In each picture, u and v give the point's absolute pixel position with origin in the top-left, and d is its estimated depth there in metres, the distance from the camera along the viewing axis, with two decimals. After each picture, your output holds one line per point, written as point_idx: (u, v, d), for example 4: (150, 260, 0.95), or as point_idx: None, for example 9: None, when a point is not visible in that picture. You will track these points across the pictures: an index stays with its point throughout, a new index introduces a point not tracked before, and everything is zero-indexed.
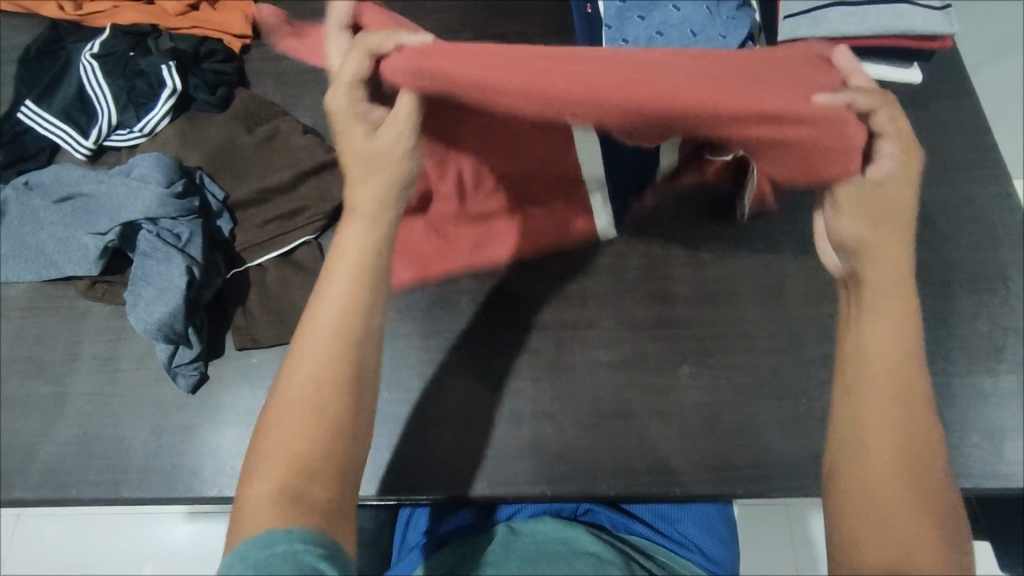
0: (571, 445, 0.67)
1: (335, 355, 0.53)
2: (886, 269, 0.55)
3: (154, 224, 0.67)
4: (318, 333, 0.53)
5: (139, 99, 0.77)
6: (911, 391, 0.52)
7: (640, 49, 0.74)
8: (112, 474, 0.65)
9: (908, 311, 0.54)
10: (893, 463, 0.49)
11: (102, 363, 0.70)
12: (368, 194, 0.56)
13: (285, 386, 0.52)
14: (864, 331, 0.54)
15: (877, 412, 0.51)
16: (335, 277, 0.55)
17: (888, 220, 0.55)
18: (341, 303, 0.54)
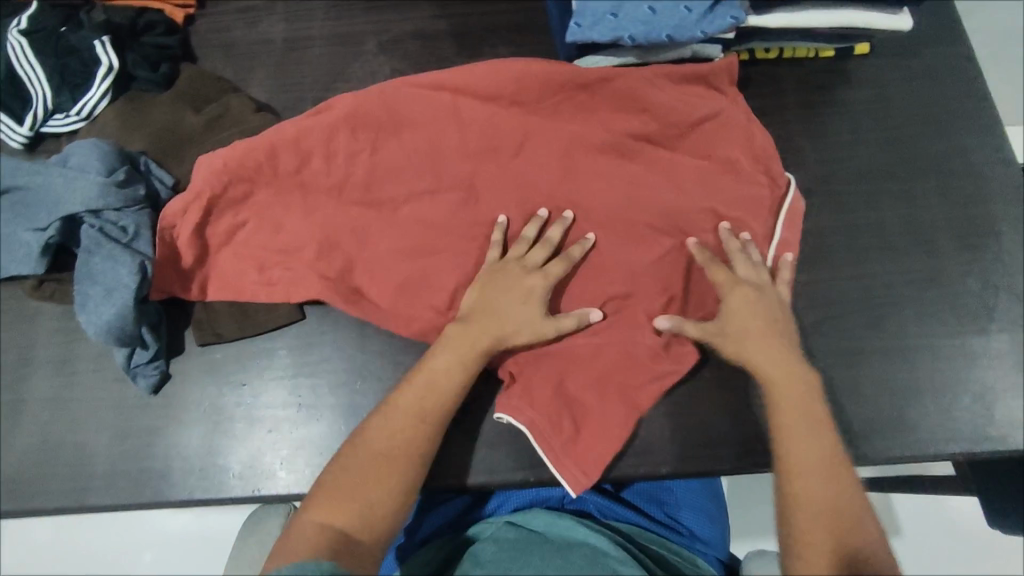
0: None
1: (417, 412, 0.58)
2: (773, 365, 0.60)
3: (96, 217, 0.62)
4: (424, 386, 0.59)
5: (72, 80, 0.71)
6: (829, 447, 0.58)
7: (611, 3, 0.68)
8: (76, 482, 0.62)
9: (812, 390, 0.60)
10: (826, 525, 0.54)
11: (58, 366, 0.66)
12: (518, 279, 0.62)
13: (374, 427, 0.58)
14: (782, 403, 0.59)
15: (813, 487, 0.56)
16: (452, 342, 0.61)
17: (766, 331, 0.61)
18: (450, 366, 0.60)
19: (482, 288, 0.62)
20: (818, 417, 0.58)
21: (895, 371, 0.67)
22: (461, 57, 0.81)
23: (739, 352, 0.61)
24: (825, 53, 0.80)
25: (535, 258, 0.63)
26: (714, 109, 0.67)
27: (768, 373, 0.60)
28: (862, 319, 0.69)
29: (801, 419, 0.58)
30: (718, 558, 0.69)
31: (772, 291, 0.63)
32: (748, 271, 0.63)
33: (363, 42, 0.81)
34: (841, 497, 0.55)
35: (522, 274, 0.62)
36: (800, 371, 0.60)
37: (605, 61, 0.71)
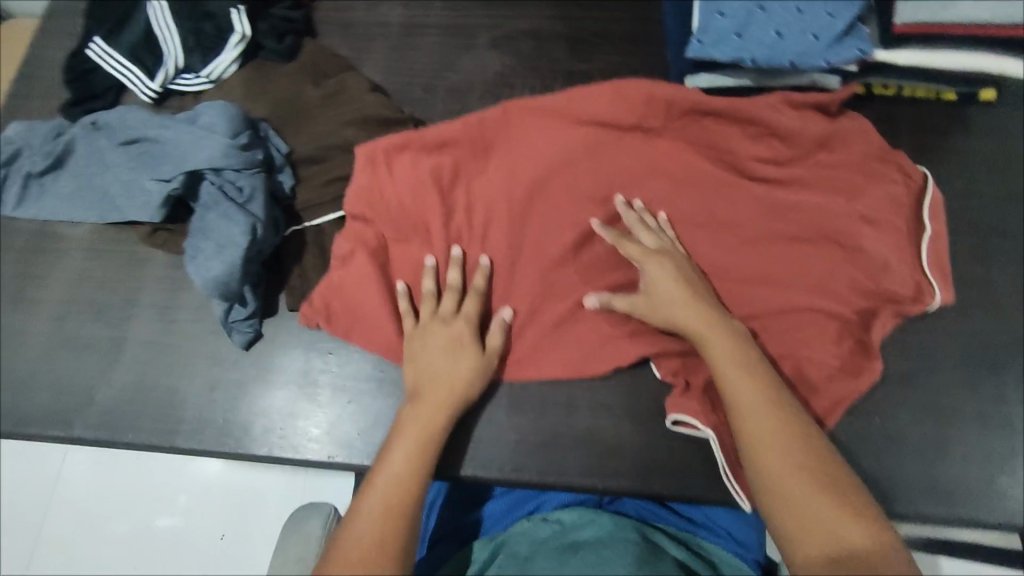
0: (626, 439, 0.65)
1: (406, 480, 0.54)
2: (693, 320, 0.59)
3: (217, 175, 0.65)
4: (388, 480, 0.53)
5: (206, 43, 0.75)
6: (756, 421, 0.53)
7: (737, 23, 0.68)
8: (166, 423, 0.66)
9: (733, 338, 0.58)
10: (806, 476, 0.49)
11: (161, 311, 0.70)
12: (430, 349, 0.61)
13: (368, 496, 0.52)
14: (711, 364, 0.57)
15: (766, 431, 0.52)
16: (405, 433, 0.57)
17: (681, 286, 0.60)
18: (409, 459, 0.55)
19: (415, 358, 0.61)
20: (745, 371, 0.55)
21: (986, 435, 0.65)
22: (571, 59, 0.81)
23: (667, 319, 0.60)
24: (948, 96, 0.77)
25: (656, 242, 0.63)
26: (832, 129, 0.68)
27: (687, 330, 0.59)
28: (957, 375, 0.67)
29: (727, 367, 0.56)
30: (757, 561, 0.68)
31: (675, 253, 0.63)
32: (653, 240, 0.63)
33: (477, 36, 0.83)
34: (801, 455, 0.51)
35: (660, 261, 0.61)
36: (719, 318, 0.59)
37: (720, 80, 0.71)
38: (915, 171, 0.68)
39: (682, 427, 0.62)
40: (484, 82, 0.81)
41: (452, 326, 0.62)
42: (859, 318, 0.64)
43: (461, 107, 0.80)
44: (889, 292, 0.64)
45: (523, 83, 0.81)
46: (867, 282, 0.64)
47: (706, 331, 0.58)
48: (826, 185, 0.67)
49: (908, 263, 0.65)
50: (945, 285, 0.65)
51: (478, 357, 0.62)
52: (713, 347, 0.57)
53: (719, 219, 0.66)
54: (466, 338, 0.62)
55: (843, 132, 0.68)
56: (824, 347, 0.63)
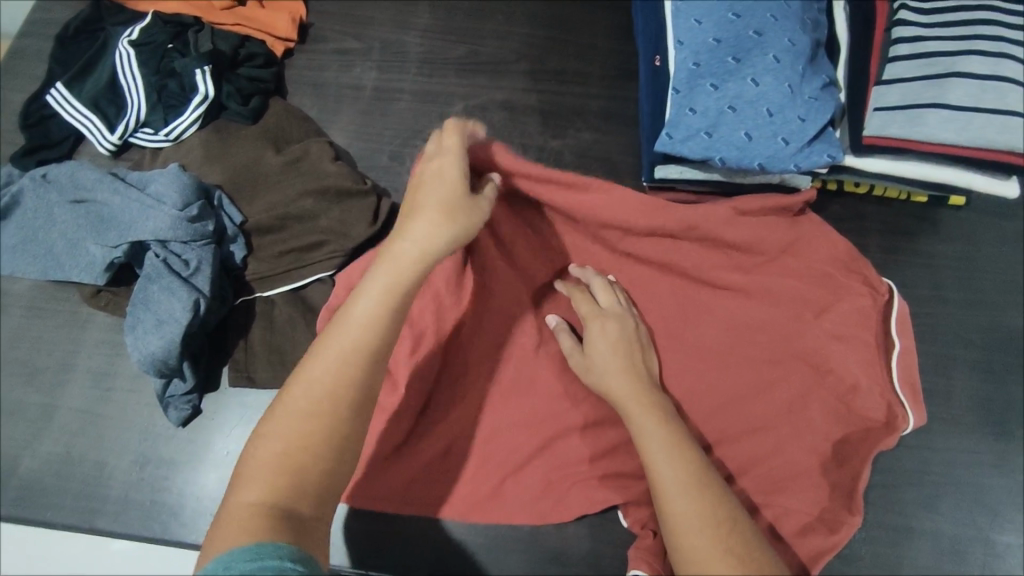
0: (571, 544, 0.63)
1: (347, 363, 0.47)
2: (620, 391, 0.58)
3: (163, 247, 0.63)
4: (333, 357, 0.48)
5: (168, 101, 0.72)
6: (663, 468, 0.52)
7: (707, 121, 0.67)
8: (89, 501, 0.63)
9: (660, 411, 0.57)
10: (721, 544, 0.47)
11: (96, 378, 0.67)
12: (428, 193, 0.52)
13: (296, 391, 0.47)
14: (636, 424, 0.56)
15: (674, 477, 0.51)
16: (362, 295, 0.49)
17: (616, 351, 0.61)
18: (365, 328, 0.48)
19: (409, 209, 0.52)
20: (670, 445, 0.53)
21: (942, 560, 0.63)
22: (543, 134, 0.80)
23: (604, 387, 0.60)
24: (917, 198, 0.76)
25: (611, 301, 0.64)
26: (794, 236, 0.68)
27: (618, 403, 0.58)
28: (916, 494, 0.65)
29: (651, 438, 0.54)
30: None
31: (625, 318, 0.63)
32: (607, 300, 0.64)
33: (450, 104, 0.82)
34: (713, 533, 0.48)
35: (603, 324, 0.62)
36: (654, 396, 0.58)
37: (688, 173, 0.71)
38: (881, 284, 0.67)
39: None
40: None
41: (444, 175, 0.52)
42: (835, 452, 0.64)
43: None
44: (858, 419, 0.64)
45: None
46: (838, 405, 0.65)
47: (631, 405, 0.57)
48: (796, 302, 0.68)
49: (879, 383, 0.65)
50: (920, 409, 0.64)
51: (472, 201, 0.53)
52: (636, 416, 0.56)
53: (698, 347, 0.68)
54: (458, 186, 0.52)
55: (814, 240, 0.68)
56: (800, 479, 0.63)
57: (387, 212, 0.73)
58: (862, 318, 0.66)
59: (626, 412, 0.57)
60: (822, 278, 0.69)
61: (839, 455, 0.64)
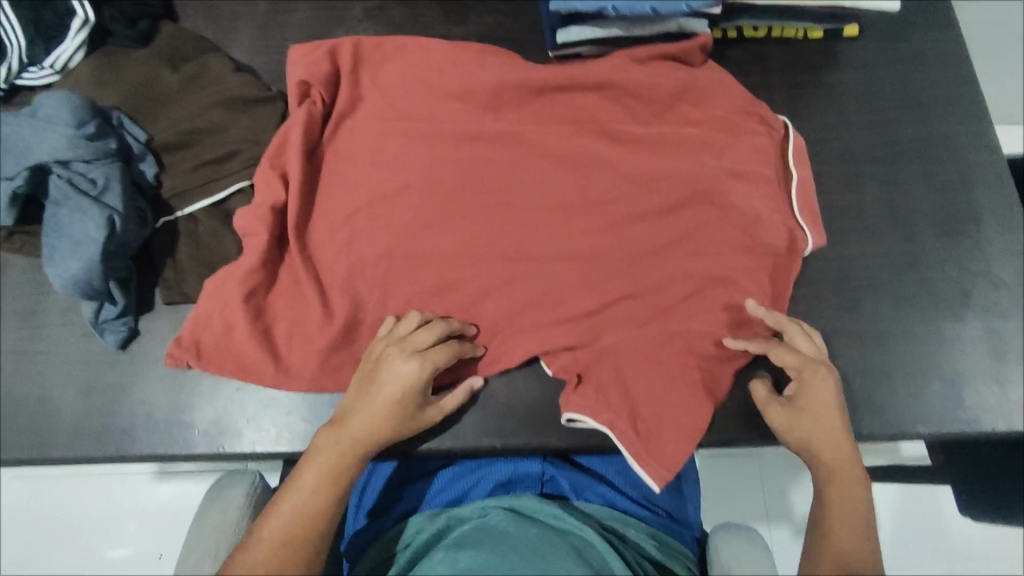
0: (521, 397, 0.66)
1: (306, 514, 0.56)
2: (825, 444, 0.60)
3: (65, 168, 0.62)
4: (279, 528, 0.55)
5: (47, 32, 0.69)
6: (859, 498, 0.59)
7: None
8: (39, 435, 0.62)
9: (847, 443, 0.60)
10: (869, 551, 0.57)
11: (26, 318, 0.66)
12: (389, 382, 0.59)
13: (261, 529, 0.55)
14: (827, 455, 0.60)
15: (842, 499, 0.59)
16: (313, 466, 0.58)
17: (825, 416, 0.60)
18: (312, 497, 0.57)
19: (366, 372, 0.61)
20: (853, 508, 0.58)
21: (865, 355, 0.67)
22: (446, 24, 0.80)
23: (801, 438, 0.61)
24: (814, 33, 0.79)
25: (808, 349, 0.63)
26: (691, 78, 0.71)
27: (813, 442, 0.60)
28: (839, 300, 0.69)
29: (839, 487, 0.59)
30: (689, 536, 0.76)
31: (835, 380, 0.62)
32: (806, 346, 0.63)
33: (348, 8, 0.80)
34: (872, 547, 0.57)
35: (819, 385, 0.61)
36: (846, 433, 0.61)
37: (589, 32, 0.71)
38: (776, 121, 0.72)
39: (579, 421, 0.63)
40: None
41: (417, 363, 0.59)
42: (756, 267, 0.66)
43: None
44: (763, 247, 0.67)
45: None
46: (742, 237, 0.67)
47: (825, 427, 0.60)
48: (703, 144, 0.69)
49: (779, 211, 0.68)
50: (818, 228, 0.69)
51: (416, 413, 0.61)
52: (840, 445, 0.60)
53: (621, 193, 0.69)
54: (419, 382, 0.60)
55: (714, 84, 0.72)
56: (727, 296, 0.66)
57: None
58: (760, 147, 0.70)
59: (815, 457, 0.60)
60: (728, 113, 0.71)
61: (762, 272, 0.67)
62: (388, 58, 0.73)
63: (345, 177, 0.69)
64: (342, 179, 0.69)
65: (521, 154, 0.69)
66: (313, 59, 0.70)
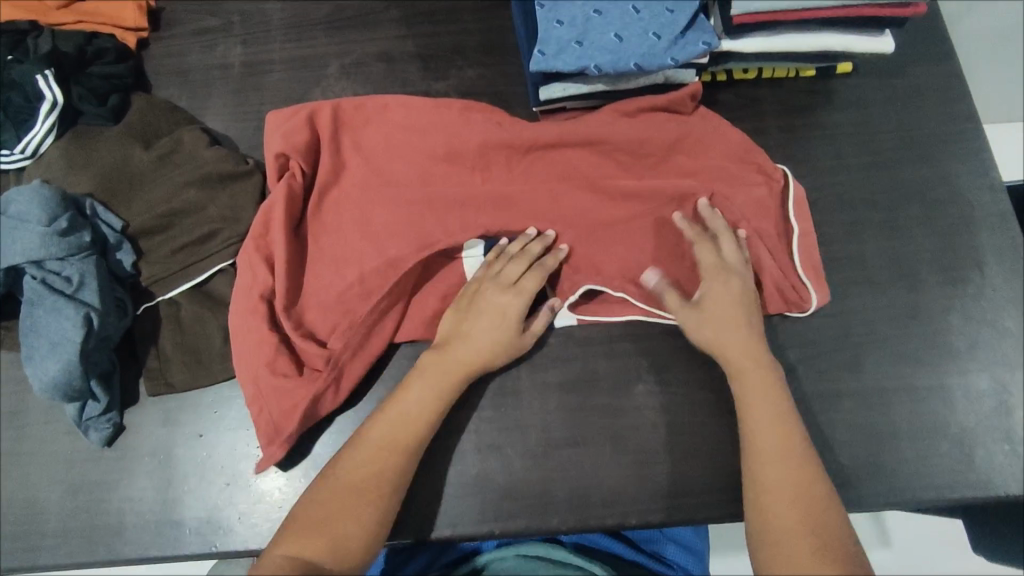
0: (520, 477, 0.63)
1: (396, 443, 0.57)
2: (730, 344, 0.60)
3: (39, 267, 0.60)
4: (364, 456, 0.56)
5: (16, 115, 0.67)
6: (788, 428, 0.56)
7: (576, 30, 0.65)
8: (28, 540, 0.61)
9: (765, 363, 0.60)
10: (801, 478, 0.54)
11: (9, 418, 0.64)
12: (488, 311, 0.62)
13: (341, 470, 0.55)
14: (736, 364, 0.60)
15: (759, 410, 0.57)
16: (414, 384, 0.60)
17: (727, 318, 0.61)
18: (396, 429, 0.57)
19: (461, 307, 0.63)
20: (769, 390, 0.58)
21: (870, 415, 0.65)
22: (426, 80, 0.77)
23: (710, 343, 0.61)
24: (807, 72, 0.76)
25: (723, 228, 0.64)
26: (679, 134, 0.68)
27: (730, 363, 0.60)
28: (843, 358, 0.67)
29: (752, 393, 0.58)
30: None
31: (743, 275, 0.63)
32: (728, 252, 0.63)
33: (325, 66, 0.78)
34: (807, 482, 0.54)
35: (726, 279, 0.62)
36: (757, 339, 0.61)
37: (572, 88, 0.68)
38: (776, 171, 0.67)
39: (590, 487, 0.63)
40: None
41: (518, 290, 0.62)
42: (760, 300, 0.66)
43: None
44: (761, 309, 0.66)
45: None
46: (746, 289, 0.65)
47: (731, 339, 0.60)
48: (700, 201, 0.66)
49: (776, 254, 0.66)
50: (820, 284, 0.66)
51: (517, 338, 0.62)
52: (744, 360, 0.60)
53: (616, 254, 0.66)
54: (521, 311, 0.62)
55: (713, 134, 0.68)
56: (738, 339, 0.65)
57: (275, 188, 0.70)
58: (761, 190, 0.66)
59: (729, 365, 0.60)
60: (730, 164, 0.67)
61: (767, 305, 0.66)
62: (366, 124, 0.70)
63: (333, 248, 0.66)
64: (334, 249, 0.66)
65: (511, 221, 0.66)
66: (288, 129, 0.67)
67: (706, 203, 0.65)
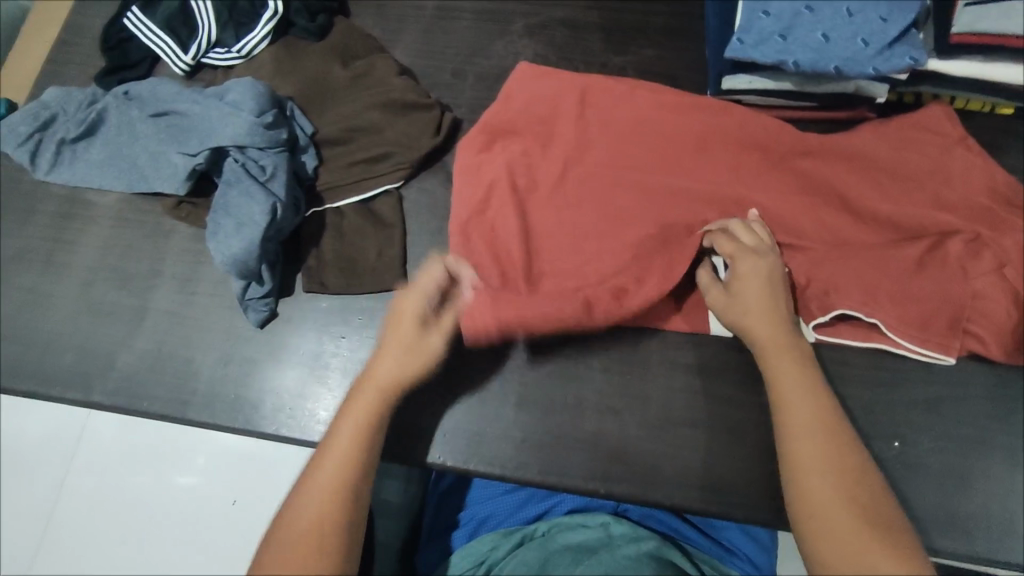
0: (633, 445, 0.64)
1: (332, 502, 0.52)
2: (771, 337, 0.59)
3: (241, 153, 0.66)
4: (321, 485, 0.53)
5: (239, 18, 0.74)
6: (842, 436, 0.53)
7: (782, 24, 0.65)
8: (179, 394, 0.67)
9: (806, 367, 0.57)
10: (846, 498, 0.50)
11: (182, 283, 0.71)
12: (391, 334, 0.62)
13: (300, 498, 0.53)
14: (777, 358, 0.58)
15: (800, 418, 0.54)
16: (344, 423, 0.57)
17: (766, 299, 0.60)
18: (343, 455, 0.55)
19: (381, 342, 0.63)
20: (807, 374, 0.57)
21: (1010, 470, 0.62)
22: (605, 51, 0.79)
23: (743, 328, 0.60)
24: (1004, 109, 0.72)
25: (756, 239, 0.62)
26: (938, 164, 0.66)
27: (759, 341, 0.59)
28: (988, 407, 0.64)
29: (797, 398, 0.55)
30: None
31: (771, 258, 0.61)
32: (749, 237, 0.62)
33: (511, 22, 0.81)
34: (859, 509, 0.49)
35: (753, 261, 0.61)
36: (790, 335, 0.59)
37: (758, 82, 0.69)
38: None
39: (702, 471, 0.63)
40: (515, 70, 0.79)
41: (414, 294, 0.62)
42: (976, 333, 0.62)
43: (489, 94, 0.78)
44: (983, 347, 0.62)
45: None
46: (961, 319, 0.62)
47: (761, 326, 0.59)
48: (963, 237, 0.63)
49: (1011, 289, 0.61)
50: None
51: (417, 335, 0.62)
52: (779, 356, 0.58)
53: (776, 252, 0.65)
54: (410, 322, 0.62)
55: (952, 163, 0.66)
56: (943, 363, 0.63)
57: (449, 126, 0.74)
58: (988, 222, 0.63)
59: (762, 349, 0.59)
60: (919, 189, 0.65)
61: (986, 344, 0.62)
62: (614, 99, 0.71)
63: (547, 194, 0.69)
64: (542, 196, 0.69)
65: (673, 200, 0.67)
66: (536, 94, 0.72)
67: (957, 249, 0.62)
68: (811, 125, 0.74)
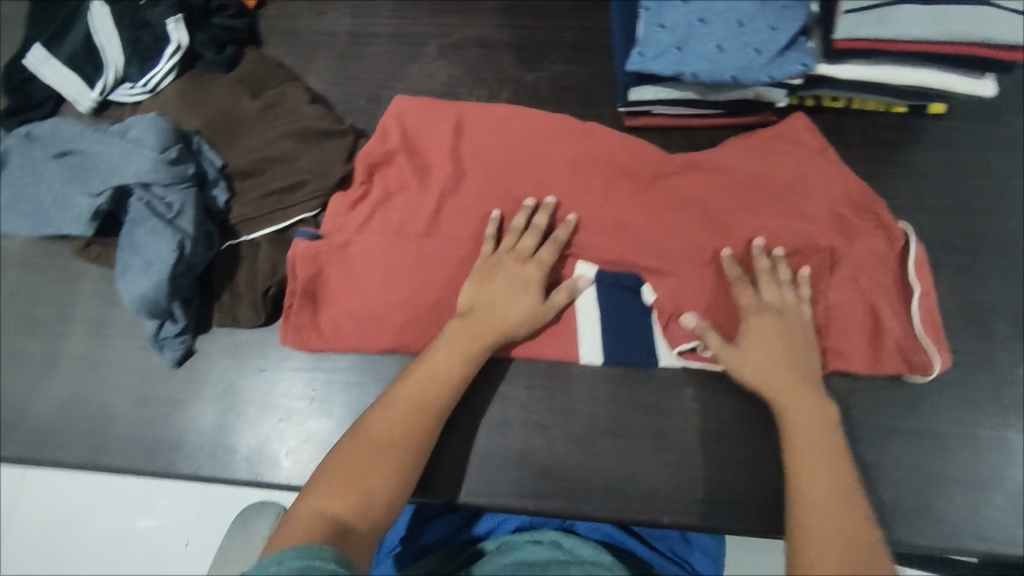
0: (560, 460, 0.64)
1: (368, 469, 0.53)
2: (783, 388, 0.58)
3: (146, 191, 0.64)
4: (361, 452, 0.53)
5: (142, 52, 0.72)
6: (846, 483, 0.52)
7: (677, 37, 0.67)
8: (96, 441, 0.65)
9: (823, 419, 0.57)
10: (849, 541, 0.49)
11: (94, 327, 0.69)
12: (482, 297, 0.63)
13: (336, 464, 0.53)
14: (796, 411, 0.57)
15: (813, 460, 0.54)
16: (391, 398, 0.57)
17: (774, 355, 0.60)
18: (380, 425, 0.55)
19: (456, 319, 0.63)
20: (823, 426, 0.56)
21: (922, 455, 0.64)
22: (518, 68, 0.80)
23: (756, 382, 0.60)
24: (897, 109, 0.75)
25: (778, 291, 0.63)
26: (801, 172, 0.67)
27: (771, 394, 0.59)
28: (900, 396, 0.65)
29: (811, 441, 0.55)
30: None
31: (787, 316, 0.62)
32: (772, 295, 0.62)
33: (424, 44, 0.81)
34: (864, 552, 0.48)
35: (771, 319, 0.61)
36: (817, 398, 0.58)
37: (662, 93, 0.71)
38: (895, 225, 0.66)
39: (628, 479, 0.63)
40: (431, 91, 0.80)
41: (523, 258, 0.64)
42: (874, 337, 0.64)
43: None
44: (874, 355, 0.64)
45: (469, 93, 0.80)
46: (856, 321, 0.64)
47: (778, 380, 0.59)
48: (817, 244, 0.65)
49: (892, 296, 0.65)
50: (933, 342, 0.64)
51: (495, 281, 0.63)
52: (801, 409, 0.57)
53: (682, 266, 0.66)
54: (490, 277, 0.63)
55: (826, 172, 0.67)
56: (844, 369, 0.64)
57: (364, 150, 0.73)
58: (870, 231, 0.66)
59: (781, 406, 0.58)
60: (817, 194, 0.67)
61: (884, 348, 0.64)
62: (497, 124, 0.70)
63: (440, 225, 0.68)
64: (443, 225, 0.68)
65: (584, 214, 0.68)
66: (415, 125, 0.69)
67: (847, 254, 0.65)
68: (718, 132, 0.76)
